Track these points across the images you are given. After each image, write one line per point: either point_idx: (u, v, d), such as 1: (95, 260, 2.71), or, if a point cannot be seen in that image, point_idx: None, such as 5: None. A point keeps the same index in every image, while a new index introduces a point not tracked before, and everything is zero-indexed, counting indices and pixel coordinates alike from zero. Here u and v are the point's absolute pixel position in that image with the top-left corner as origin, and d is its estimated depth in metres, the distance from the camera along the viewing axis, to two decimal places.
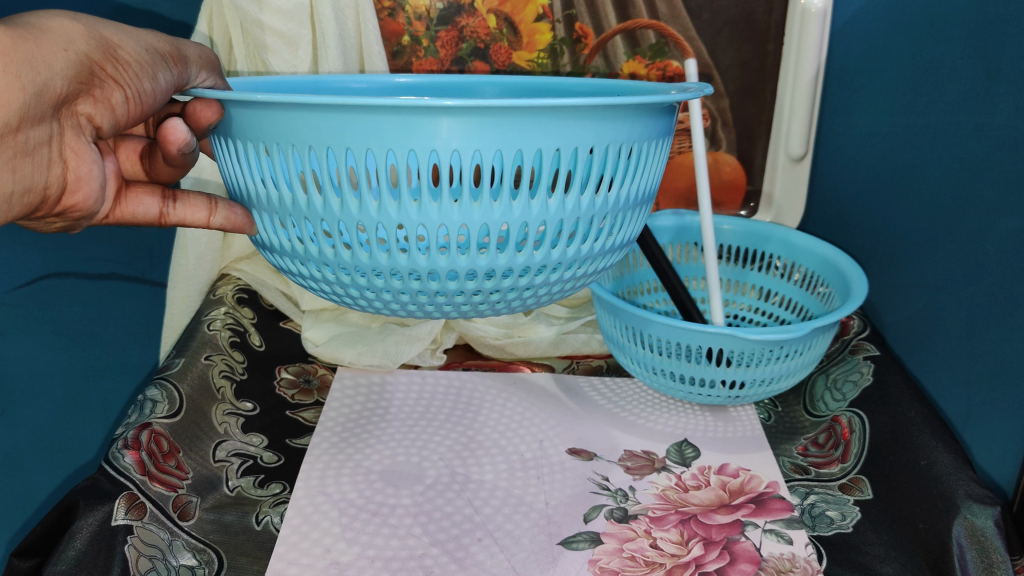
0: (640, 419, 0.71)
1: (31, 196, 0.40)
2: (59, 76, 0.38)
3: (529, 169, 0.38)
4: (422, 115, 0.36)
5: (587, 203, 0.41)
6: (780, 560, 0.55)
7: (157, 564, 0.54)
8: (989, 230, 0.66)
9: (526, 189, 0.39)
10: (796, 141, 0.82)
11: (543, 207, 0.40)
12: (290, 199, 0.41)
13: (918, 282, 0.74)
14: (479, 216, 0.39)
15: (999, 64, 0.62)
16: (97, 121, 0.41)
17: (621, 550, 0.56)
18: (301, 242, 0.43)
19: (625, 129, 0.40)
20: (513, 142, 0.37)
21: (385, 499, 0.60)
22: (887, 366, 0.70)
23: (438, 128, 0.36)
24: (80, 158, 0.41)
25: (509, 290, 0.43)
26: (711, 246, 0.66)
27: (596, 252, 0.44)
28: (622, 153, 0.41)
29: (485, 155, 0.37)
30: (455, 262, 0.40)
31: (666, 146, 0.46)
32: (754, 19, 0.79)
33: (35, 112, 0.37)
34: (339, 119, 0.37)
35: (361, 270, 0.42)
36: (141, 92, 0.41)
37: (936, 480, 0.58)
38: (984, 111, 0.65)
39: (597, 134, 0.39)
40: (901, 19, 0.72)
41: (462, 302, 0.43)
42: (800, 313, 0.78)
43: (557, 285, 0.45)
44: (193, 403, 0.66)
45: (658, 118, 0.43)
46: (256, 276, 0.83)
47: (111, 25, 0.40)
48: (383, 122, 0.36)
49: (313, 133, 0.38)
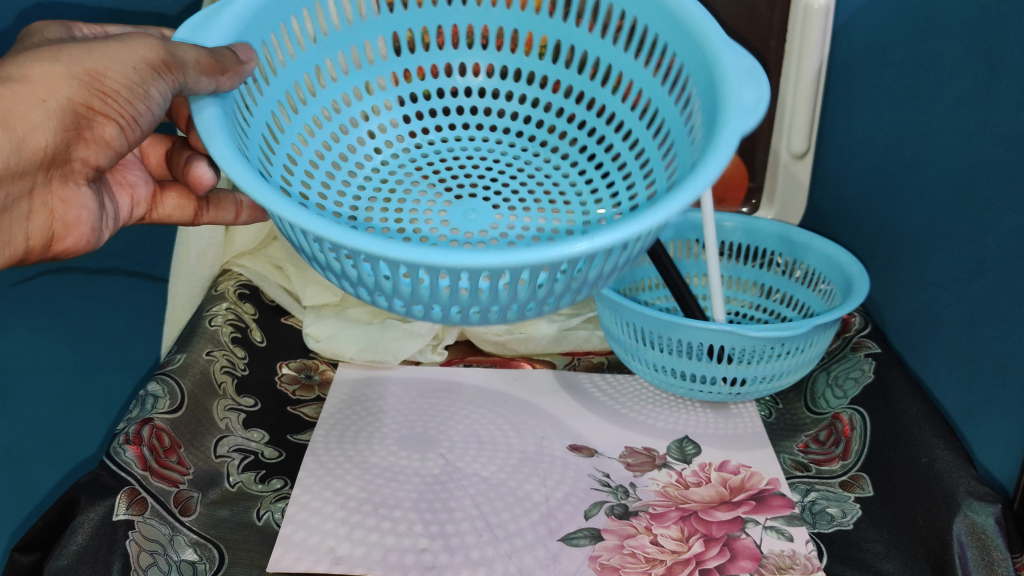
0: (641, 416, 0.71)
1: (14, 246, 0.47)
2: (40, 131, 0.42)
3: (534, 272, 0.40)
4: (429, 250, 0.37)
5: (593, 274, 0.43)
6: (780, 557, 0.56)
7: (159, 559, 0.54)
8: (990, 227, 0.66)
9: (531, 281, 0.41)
10: (798, 138, 0.82)
11: (516, 296, 0.42)
12: (291, 235, 0.44)
13: (919, 278, 0.74)
14: (453, 300, 0.42)
15: (1002, 60, 0.62)
16: (93, 161, 0.46)
17: (620, 547, 0.56)
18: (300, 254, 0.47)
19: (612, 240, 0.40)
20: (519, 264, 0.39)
21: (385, 494, 0.60)
22: (889, 364, 0.69)
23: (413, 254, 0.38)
24: (68, 206, 0.48)
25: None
26: (712, 242, 0.65)
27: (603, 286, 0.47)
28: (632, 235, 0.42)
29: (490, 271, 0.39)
30: (434, 317, 0.45)
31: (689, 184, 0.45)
32: (756, 14, 0.79)
33: (17, 170, 0.43)
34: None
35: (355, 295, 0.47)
36: (133, 116, 0.44)
37: (937, 477, 0.58)
38: (985, 108, 0.64)
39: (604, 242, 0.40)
40: (903, 14, 0.72)
41: None
42: (801, 310, 0.79)
43: None
44: (195, 398, 0.66)
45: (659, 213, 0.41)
46: (258, 272, 0.82)
47: (97, 54, 0.43)
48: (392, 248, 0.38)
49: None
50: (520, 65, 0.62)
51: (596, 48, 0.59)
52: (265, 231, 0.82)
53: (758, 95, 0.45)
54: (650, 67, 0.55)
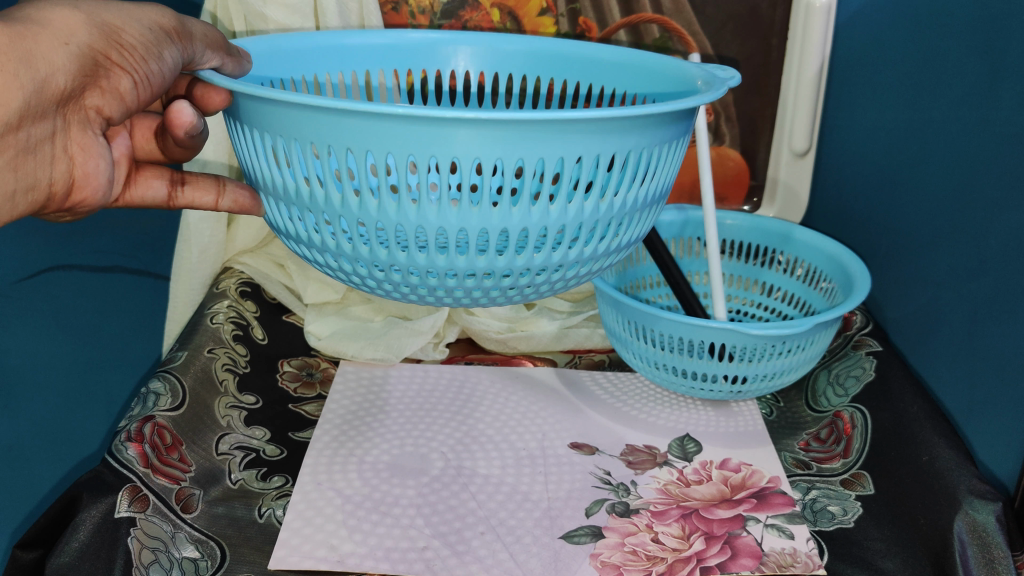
0: (643, 414, 0.71)
1: (36, 193, 0.45)
2: (61, 72, 0.41)
3: (527, 174, 0.38)
4: (419, 121, 0.36)
5: (590, 209, 0.41)
6: (781, 555, 0.55)
7: (161, 556, 0.54)
8: (993, 225, 0.65)
9: (525, 195, 0.39)
10: (799, 137, 0.82)
11: (543, 213, 0.40)
12: (267, 171, 0.43)
13: (918, 278, 0.74)
14: (477, 220, 0.39)
15: (1004, 59, 0.62)
16: (106, 112, 0.45)
17: (621, 545, 0.56)
18: (302, 228, 0.44)
19: (633, 138, 0.40)
20: (513, 150, 0.38)
21: (386, 493, 0.60)
22: (890, 361, 0.70)
23: (444, 133, 0.36)
24: (87, 154, 0.46)
25: (511, 290, 0.44)
26: (714, 241, 0.66)
27: (600, 254, 0.44)
28: (629, 159, 0.41)
29: (483, 162, 0.38)
30: (453, 261, 0.41)
31: (679, 149, 0.46)
32: (758, 13, 0.78)
33: (35, 110, 0.42)
34: (342, 121, 0.37)
35: (362, 263, 0.43)
36: (148, 75, 0.44)
37: (937, 476, 0.58)
38: (987, 106, 0.65)
39: (601, 144, 0.39)
40: (905, 13, 0.72)
41: (461, 301, 0.44)
42: (802, 309, 0.78)
43: (559, 286, 0.45)
44: (196, 395, 0.66)
45: (671, 125, 0.42)
46: (260, 270, 0.83)
47: (114, 9, 0.43)
48: (381, 123, 0.37)
49: (315, 130, 0.38)
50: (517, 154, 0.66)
51: None
52: (266, 229, 0.83)
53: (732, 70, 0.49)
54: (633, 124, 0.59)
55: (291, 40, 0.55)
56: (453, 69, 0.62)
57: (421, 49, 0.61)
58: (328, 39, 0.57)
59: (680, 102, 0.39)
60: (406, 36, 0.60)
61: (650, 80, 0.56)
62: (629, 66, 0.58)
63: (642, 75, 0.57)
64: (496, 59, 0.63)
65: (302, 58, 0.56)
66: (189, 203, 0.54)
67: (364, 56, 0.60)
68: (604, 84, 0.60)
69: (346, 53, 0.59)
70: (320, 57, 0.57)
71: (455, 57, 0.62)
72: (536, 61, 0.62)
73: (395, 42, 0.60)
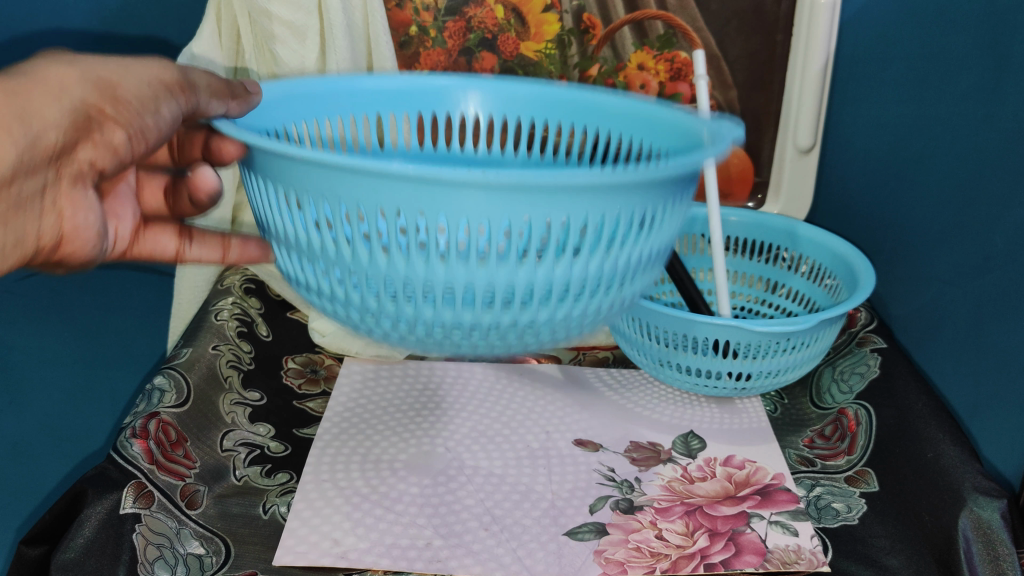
0: (647, 411, 0.71)
1: (24, 249, 0.40)
2: (54, 128, 0.37)
3: (533, 235, 0.33)
4: (414, 181, 0.31)
5: (600, 271, 0.36)
6: (785, 552, 0.55)
7: (166, 552, 0.54)
8: (997, 222, 0.66)
9: (529, 250, 0.33)
10: (804, 132, 0.82)
11: (551, 273, 0.34)
12: (265, 209, 0.39)
13: (924, 274, 0.74)
14: (479, 276, 0.34)
15: (1008, 55, 0.62)
16: (98, 165, 0.40)
17: (626, 541, 0.56)
18: (311, 278, 0.40)
19: (652, 196, 0.34)
20: (515, 205, 0.32)
21: (390, 488, 0.60)
22: (895, 358, 0.70)
23: (442, 194, 0.31)
24: (77, 209, 0.41)
25: (516, 347, 0.38)
26: (718, 241, 0.66)
27: (612, 316, 0.39)
28: (646, 220, 0.35)
29: (481, 224, 0.32)
30: (460, 317, 0.35)
31: (697, 198, 0.40)
32: (763, 10, 0.78)
33: (28, 166, 0.37)
34: (336, 174, 0.33)
35: (363, 315, 0.38)
36: (145, 130, 0.40)
37: (942, 473, 0.58)
38: (992, 102, 0.65)
39: (615, 201, 0.33)
40: (913, 9, 0.71)
41: (464, 355, 0.39)
42: (807, 306, 0.78)
43: (573, 339, 0.40)
44: (201, 393, 0.67)
45: (694, 177, 0.37)
46: (265, 268, 0.80)
47: (111, 63, 0.39)
48: (372, 182, 0.32)
49: (311, 175, 0.34)
50: None
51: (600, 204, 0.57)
52: None
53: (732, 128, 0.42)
54: None
55: (298, 83, 0.51)
56: (469, 112, 0.58)
57: (435, 92, 0.57)
58: (332, 81, 0.53)
59: (706, 157, 0.34)
60: (420, 79, 0.56)
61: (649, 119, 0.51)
62: (633, 113, 0.53)
63: (652, 122, 0.51)
64: (502, 103, 0.58)
65: (323, 104, 0.53)
66: (196, 260, 0.54)
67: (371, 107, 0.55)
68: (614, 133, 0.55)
69: (353, 93, 0.54)
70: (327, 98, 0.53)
71: (469, 100, 0.58)
72: (545, 102, 0.57)
73: (413, 84, 0.56)
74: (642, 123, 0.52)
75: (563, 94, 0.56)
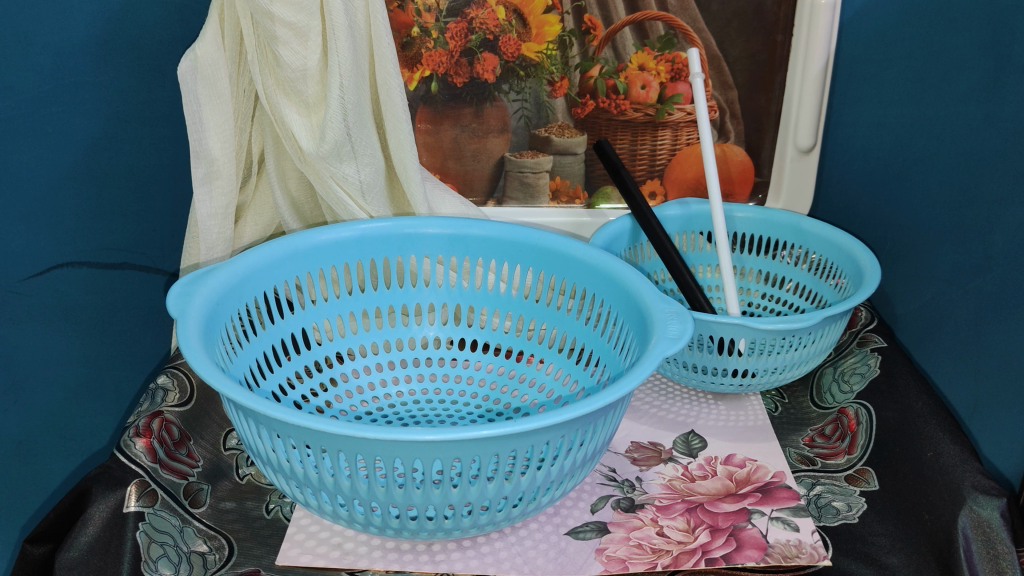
0: (647, 407, 0.72)
1: None
2: None
3: (465, 468, 0.47)
4: (372, 440, 0.44)
5: (528, 480, 0.49)
6: (786, 546, 0.55)
7: (169, 550, 0.54)
8: (996, 223, 0.72)
9: (472, 481, 0.48)
10: (804, 133, 0.81)
11: (493, 488, 0.49)
12: (256, 442, 0.51)
13: (922, 275, 0.78)
14: (437, 497, 0.48)
15: (1010, 54, 0.67)
16: None
17: (627, 539, 0.56)
18: (282, 451, 0.49)
19: (555, 432, 0.47)
20: (452, 454, 0.46)
21: None
22: (895, 357, 0.71)
23: (389, 449, 0.45)
24: None
25: (490, 523, 0.52)
26: (722, 232, 0.69)
27: (558, 474, 0.50)
28: (560, 442, 0.48)
29: (426, 464, 0.46)
30: (411, 486, 0.48)
31: (615, 416, 0.52)
32: (763, 10, 0.78)
33: None
34: (307, 431, 0.46)
35: (343, 495, 0.49)
36: None
37: (942, 472, 0.58)
38: (993, 102, 0.70)
39: (528, 441, 0.46)
40: (914, 10, 0.72)
41: (445, 534, 0.52)
42: (813, 301, 0.78)
43: (533, 509, 0.53)
44: (202, 392, 0.67)
45: (596, 414, 0.48)
46: None
47: None
48: (335, 437, 0.45)
49: (299, 436, 0.47)
50: (479, 296, 0.74)
51: (539, 264, 0.69)
52: (272, 226, 0.83)
53: (682, 328, 0.53)
54: (585, 319, 0.68)
55: (257, 254, 0.64)
56: None
57: (381, 238, 0.70)
58: (292, 245, 0.67)
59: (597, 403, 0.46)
60: (360, 228, 0.70)
61: (614, 307, 0.63)
62: (594, 269, 0.65)
63: (607, 279, 0.64)
64: (476, 248, 0.71)
65: (255, 272, 0.64)
66: None
67: (351, 302, 0.72)
68: (579, 279, 0.67)
69: (256, 272, 0.64)
70: (285, 259, 0.67)
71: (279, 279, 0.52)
72: (523, 252, 0.69)
73: (379, 235, 0.70)
74: (600, 281, 0.65)
75: (537, 247, 0.69)
